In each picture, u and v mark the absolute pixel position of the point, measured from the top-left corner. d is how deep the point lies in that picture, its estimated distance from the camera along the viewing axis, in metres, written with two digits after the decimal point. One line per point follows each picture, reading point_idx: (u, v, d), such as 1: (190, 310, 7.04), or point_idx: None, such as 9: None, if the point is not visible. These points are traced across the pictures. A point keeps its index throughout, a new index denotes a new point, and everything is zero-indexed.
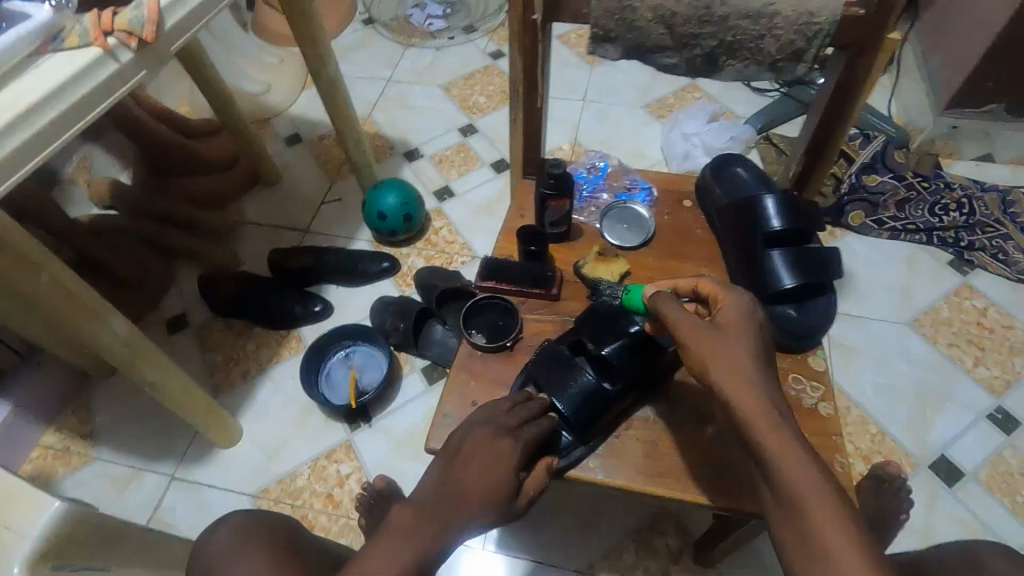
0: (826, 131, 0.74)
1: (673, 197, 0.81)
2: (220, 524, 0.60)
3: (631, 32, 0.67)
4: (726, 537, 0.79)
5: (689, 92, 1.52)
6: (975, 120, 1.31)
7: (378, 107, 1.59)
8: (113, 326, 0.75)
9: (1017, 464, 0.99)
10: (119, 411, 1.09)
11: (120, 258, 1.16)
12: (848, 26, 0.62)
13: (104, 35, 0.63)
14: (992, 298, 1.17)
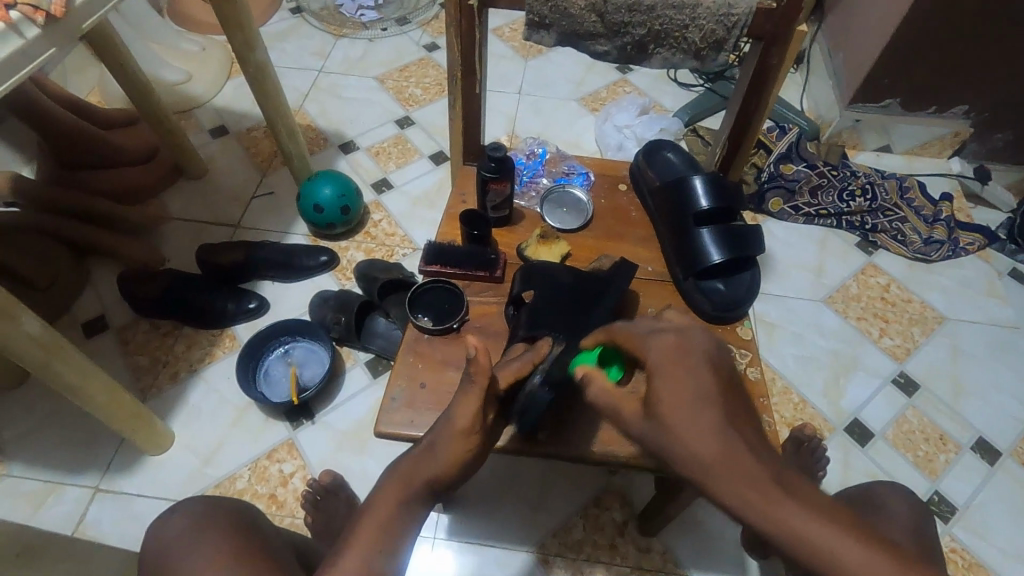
0: (745, 117, 0.79)
1: (609, 181, 0.85)
2: (174, 511, 0.59)
3: (565, 20, 0.69)
4: (667, 505, 0.83)
5: (620, 87, 1.58)
6: (875, 114, 1.43)
7: (310, 99, 1.54)
8: (26, 326, 0.70)
9: (918, 423, 1.09)
10: (30, 423, 1.01)
11: (26, 258, 1.07)
12: (762, 17, 0.67)
13: (6, 8, 0.58)
14: (892, 274, 1.29)
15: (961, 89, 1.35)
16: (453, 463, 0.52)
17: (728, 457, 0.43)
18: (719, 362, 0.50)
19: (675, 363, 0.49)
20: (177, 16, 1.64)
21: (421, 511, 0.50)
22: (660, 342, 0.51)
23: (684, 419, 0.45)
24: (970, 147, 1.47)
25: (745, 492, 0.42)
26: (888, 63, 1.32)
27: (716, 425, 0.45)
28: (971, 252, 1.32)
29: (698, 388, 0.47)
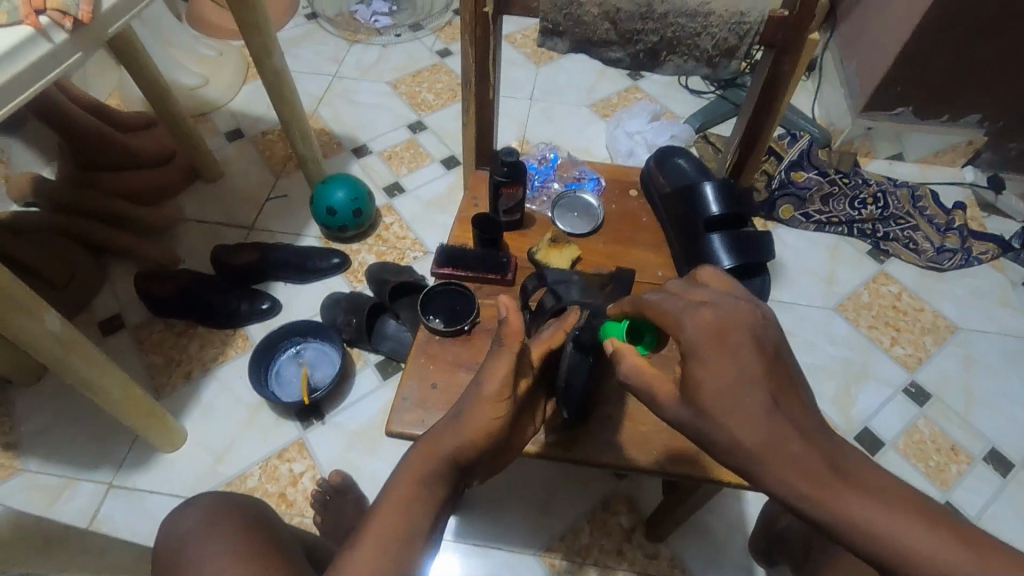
0: (756, 125, 0.79)
1: (620, 187, 0.85)
2: (187, 505, 0.61)
3: (578, 27, 0.70)
4: (675, 510, 0.83)
5: (631, 93, 1.59)
6: (887, 122, 1.43)
7: (324, 103, 1.56)
8: (47, 322, 0.71)
9: (929, 433, 1.08)
10: (46, 419, 1.02)
11: (46, 256, 1.09)
12: (773, 26, 0.68)
13: (36, 13, 0.60)
14: (904, 283, 1.28)
15: (975, 98, 1.34)
16: (485, 434, 0.51)
17: (775, 450, 0.42)
18: (764, 335, 0.45)
19: (712, 344, 0.44)
20: (196, 22, 1.67)
21: (440, 494, 0.49)
22: (696, 318, 0.45)
23: (727, 409, 0.43)
24: (984, 156, 1.46)
25: (797, 481, 0.42)
26: (902, 71, 1.32)
27: (762, 412, 0.43)
28: (985, 261, 1.31)
29: (740, 372, 0.43)
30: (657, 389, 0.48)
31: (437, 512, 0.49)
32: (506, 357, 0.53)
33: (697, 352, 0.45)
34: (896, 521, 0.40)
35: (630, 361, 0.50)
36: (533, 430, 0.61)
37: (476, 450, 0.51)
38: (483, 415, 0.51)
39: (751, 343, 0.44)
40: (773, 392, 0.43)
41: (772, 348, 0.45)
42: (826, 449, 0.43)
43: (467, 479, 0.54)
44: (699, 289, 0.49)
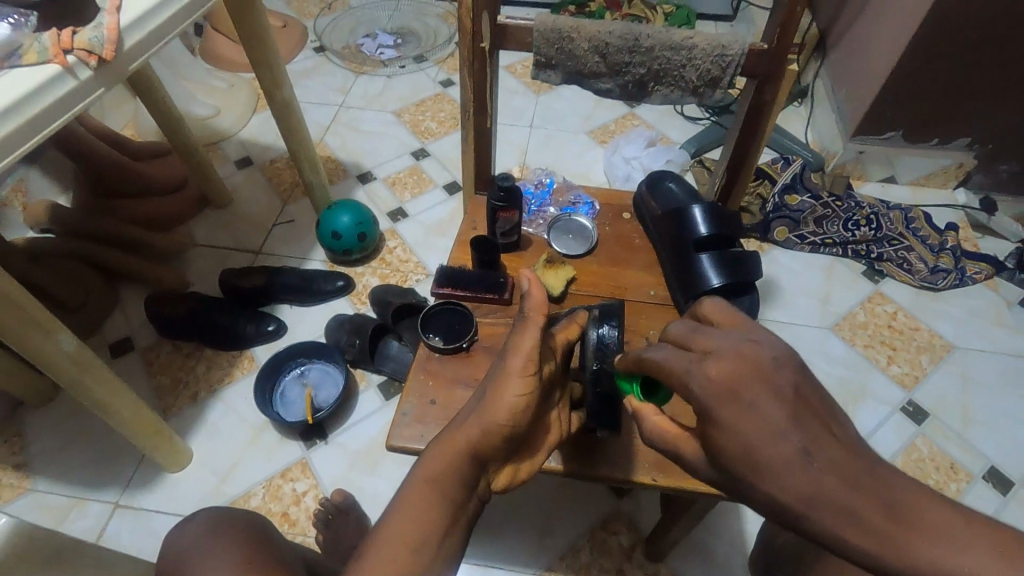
0: (742, 151, 0.83)
1: (614, 210, 0.89)
2: (191, 519, 0.62)
3: (570, 60, 0.74)
4: (672, 528, 0.84)
5: (628, 120, 1.64)
6: (878, 146, 1.46)
7: (330, 132, 1.61)
8: (62, 343, 0.74)
9: (928, 451, 1.09)
10: (56, 440, 1.04)
11: (60, 281, 1.13)
12: (754, 58, 0.72)
13: (64, 52, 0.64)
14: (899, 303, 1.30)
15: (963, 122, 1.38)
16: (509, 415, 0.49)
17: (824, 503, 0.35)
18: (785, 377, 0.38)
19: (726, 400, 0.38)
20: (209, 56, 1.74)
21: (459, 488, 0.50)
22: (703, 370, 0.39)
23: (757, 469, 0.37)
24: (975, 178, 1.49)
25: (851, 534, 0.35)
26: (889, 97, 1.36)
27: (799, 462, 0.36)
28: (979, 281, 1.33)
29: (763, 425, 0.36)
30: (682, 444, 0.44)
31: (455, 511, 0.49)
32: (533, 333, 0.51)
33: (713, 412, 0.39)
34: (964, 561, 0.34)
35: (650, 416, 0.47)
36: (557, 425, 0.57)
37: (499, 433, 0.50)
38: (507, 394, 0.49)
39: (771, 392, 0.37)
40: (807, 439, 0.36)
41: (796, 389, 0.38)
42: (878, 485, 0.36)
43: (489, 472, 0.53)
44: (703, 332, 0.42)
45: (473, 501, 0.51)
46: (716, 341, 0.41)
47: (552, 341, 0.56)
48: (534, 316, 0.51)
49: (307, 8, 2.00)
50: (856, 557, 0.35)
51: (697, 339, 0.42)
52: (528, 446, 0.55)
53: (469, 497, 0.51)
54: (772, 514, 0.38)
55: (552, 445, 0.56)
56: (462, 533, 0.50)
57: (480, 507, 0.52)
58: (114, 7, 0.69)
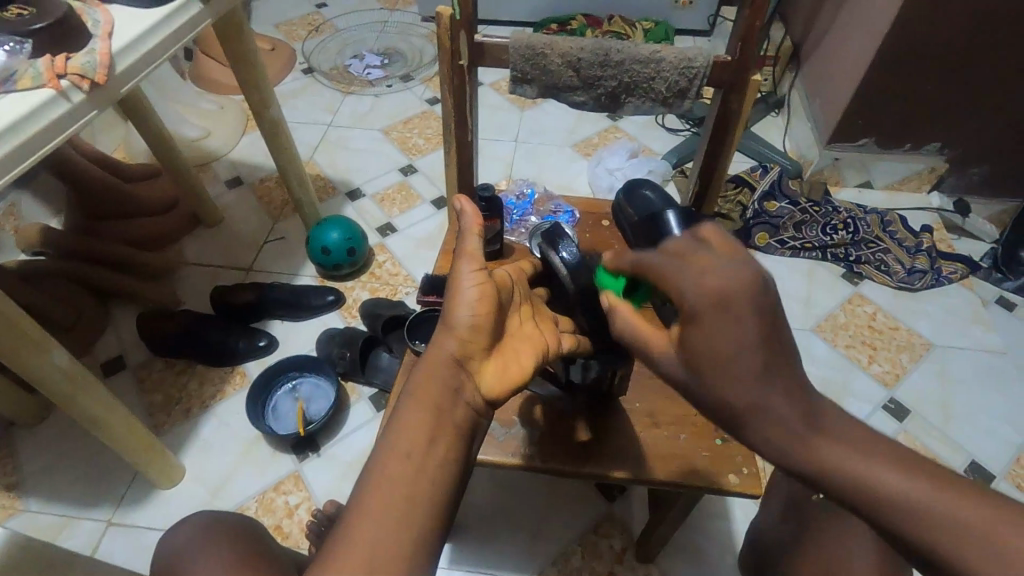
0: (712, 159, 0.86)
1: (593, 218, 0.92)
2: (182, 524, 0.64)
3: (545, 75, 0.77)
4: (659, 527, 0.85)
5: (611, 133, 1.68)
6: (853, 152, 1.51)
7: (320, 150, 1.64)
8: (55, 359, 0.75)
9: (910, 447, 1.11)
10: (48, 459, 1.05)
11: (51, 301, 1.14)
12: (719, 70, 0.76)
13: (58, 77, 0.66)
14: (879, 304, 1.33)
15: (933, 128, 1.42)
16: (471, 310, 0.50)
17: (764, 411, 0.39)
18: (765, 297, 0.40)
19: (713, 309, 0.39)
20: (198, 79, 1.77)
21: (444, 395, 0.46)
22: (695, 281, 0.40)
23: (720, 371, 0.40)
24: (948, 182, 1.54)
25: (779, 437, 0.40)
26: (861, 106, 1.41)
27: (752, 377, 0.39)
28: (955, 281, 1.37)
29: (735, 338, 0.39)
30: (653, 343, 0.46)
31: (443, 416, 0.46)
32: (472, 242, 0.54)
33: (695, 317, 0.40)
34: (901, 485, 0.38)
35: (625, 314, 0.49)
36: (533, 331, 0.56)
37: (467, 329, 0.50)
38: (465, 293, 0.50)
39: (751, 307, 0.39)
40: (767, 360, 0.39)
41: (771, 306, 0.40)
42: (808, 397, 0.40)
43: (475, 373, 0.49)
44: (700, 247, 0.42)
45: (466, 410, 0.48)
46: (713, 262, 0.42)
47: (505, 270, 0.59)
48: (467, 234, 0.55)
49: (295, 31, 2.04)
50: (778, 457, 0.40)
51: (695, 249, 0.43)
52: (511, 351, 0.53)
53: (460, 405, 0.47)
54: (715, 413, 0.42)
55: (537, 353, 0.54)
56: (455, 443, 0.46)
57: (475, 418, 0.48)
58: (105, 33, 0.72)
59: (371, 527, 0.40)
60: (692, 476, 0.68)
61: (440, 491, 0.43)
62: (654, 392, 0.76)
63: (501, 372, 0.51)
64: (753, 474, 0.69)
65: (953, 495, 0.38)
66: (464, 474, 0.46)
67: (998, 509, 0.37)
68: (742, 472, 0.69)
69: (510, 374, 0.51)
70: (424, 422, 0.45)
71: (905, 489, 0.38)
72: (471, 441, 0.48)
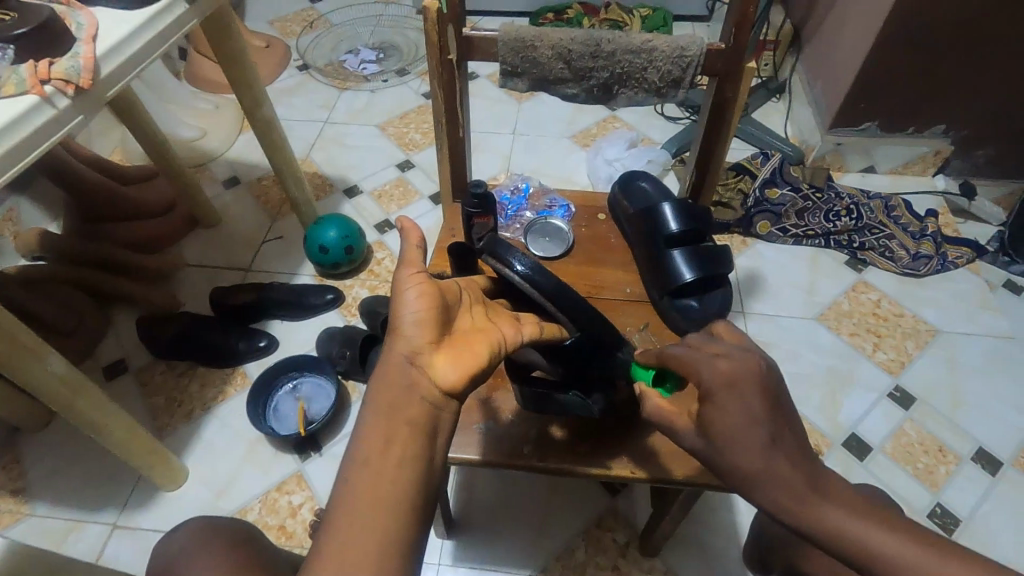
0: (709, 148, 0.85)
1: (589, 211, 0.92)
2: (179, 529, 0.64)
3: (535, 68, 0.76)
4: (663, 522, 0.85)
5: (609, 123, 1.66)
6: (856, 137, 1.48)
7: (316, 147, 1.63)
8: (52, 366, 0.75)
9: (916, 436, 1.10)
10: (52, 463, 1.06)
11: (51, 306, 1.14)
12: (713, 57, 0.74)
13: (41, 83, 0.66)
14: (884, 291, 1.31)
15: (937, 110, 1.40)
16: (409, 303, 0.48)
17: (771, 477, 0.44)
18: (771, 382, 0.46)
19: (727, 388, 0.45)
20: (193, 77, 1.76)
21: (397, 393, 0.44)
22: (710, 365, 0.47)
23: (731, 441, 0.45)
24: (953, 164, 1.51)
25: (785, 502, 0.44)
26: (862, 90, 1.38)
27: (762, 447, 0.44)
28: (960, 266, 1.35)
29: (744, 413, 0.44)
30: (676, 421, 0.51)
31: (398, 413, 0.44)
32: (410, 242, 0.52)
33: (712, 395, 0.46)
34: (907, 554, 0.41)
35: (654, 400, 0.54)
36: (488, 326, 0.54)
37: (411, 325, 0.47)
38: (405, 290, 0.48)
39: (758, 389, 0.45)
40: (772, 433, 0.44)
41: (777, 392, 0.46)
42: (815, 469, 0.45)
43: (427, 366, 0.46)
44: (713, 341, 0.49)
45: (422, 405, 0.45)
46: (725, 348, 0.48)
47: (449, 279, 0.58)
48: (410, 247, 0.51)
49: (290, 27, 2.03)
50: (786, 518, 0.44)
51: (705, 343, 0.50)
52: (466, 342, 0.51)
53: (414, 402, 0.44)
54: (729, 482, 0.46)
55: (493, 342, 0.52)
56: (418, 441, 0.44)
57: (434, 413, 0.45)
58: (89, 37, 0.71)
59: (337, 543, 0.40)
60: (693, 471, 0.68)
61: (405, 495, 0.42)
62: None
63: (457, 360, 0.48)
64: None
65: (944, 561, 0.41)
66: (432, 473, 0.44)
67: (988, 569, 0.40)
68: None
69: (466, 362, 0.48)
70: (379, 429, 0.43)
71: (911, 556, 0.41)
72: (437, 438, 0.45)
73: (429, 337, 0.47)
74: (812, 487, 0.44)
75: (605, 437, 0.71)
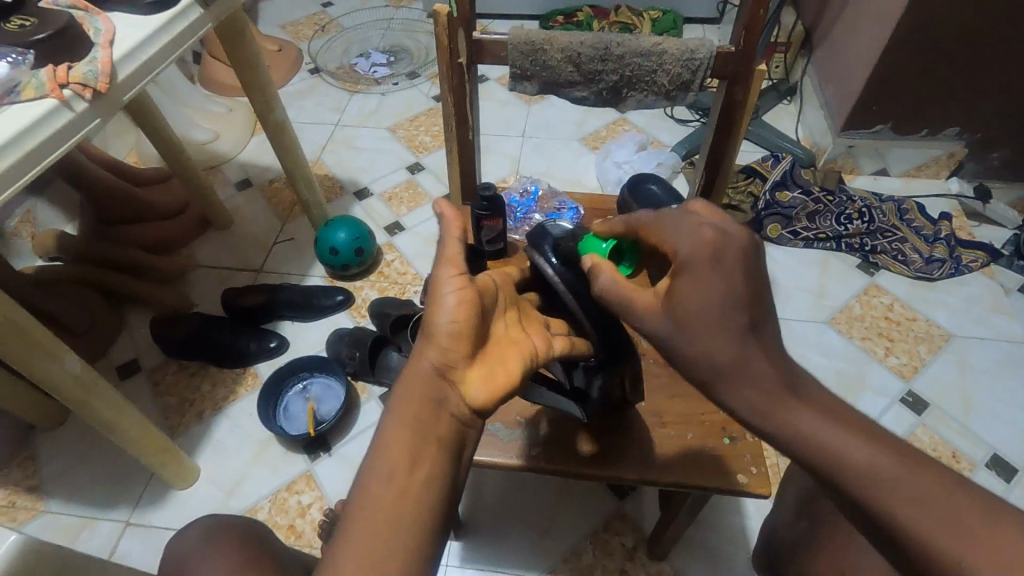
0: (718, 151, 0.85)
1: (598, 214, 0.92)
2: (189, 527, 0.65)
3: (544, 71, 0.76)
4: (671, 525, 0.85)
5: (618, 126, 1.66)
6: (868, 140, 1.47)
7: (327, 150, 1.65)
8: (68, 364, 0.77)
9: (929, 441, 1.09)
10: (67, 461, 1.07)
11: (67, 305, 1.16)
12: (723, 61, 0.74)
13: (60, 87, 0.67)
14: (896, 294, 1.30)
15: (951, 112, 1.38)
16: (450, 319, 0.47)
17: (748, 365, 0.41)
18: (756, 263, 0.43)
19: (709, 263, 0.42)
20: (206, 81, 1.78)
21: (426, 409, 0.46)
22: (695, 235, 0.44)
23: (709, 328, 0.41)
24: (968, 167, 1.50)
25: (755, 399, 0.41)
26: (874, 92, 1.37)
27: (744, 334, 0.41)
28: (975, 269, 1.33)
29: (727, 291, 0.41)
30: (637, 302, 0.46)
31: (425, 433, 0.45)
32: (454, 245, 0.51)
33: (689, 265, 0.43)
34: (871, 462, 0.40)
35: (609, 274, 0.49)
36: (520, 337, 0.54)
37: (446, 338, 0.47)
38: (443, 300, 0.47)
39: (744, 263, 0.42)
40: (753, 320, 0.41)
41: (760, 272, 0.43)
42: (788, 366, 0.42)
43: (460, 383, 0.47)
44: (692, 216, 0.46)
45: (450, 423, 0.47)
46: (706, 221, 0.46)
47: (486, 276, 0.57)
48: (447, 239, 0.51)
49: (302, 31, 2.05)
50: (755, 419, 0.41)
51: (684, 213, 0.47)
52: (497, 355, 0.51)
53: (442, 420, 0.46)
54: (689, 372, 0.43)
55: (525, 354, 0.52)
56: (443, 461, 0.45)
57: (460, 431, 0.48)
58: (106, 42, 0.72)
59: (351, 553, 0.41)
60: (700, 474, 0.67)
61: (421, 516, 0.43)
62: (662, 391, 0.75)
63: (488, 379, 0.48)
64: (762, 473, 0.67)
65: (900, 466, 0.40)
66: (453, 493, 0.46)
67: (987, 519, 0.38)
68: (750, 471, 0.68)
69: (495, 381, 0.49)
70: (406, 444, 0.44)
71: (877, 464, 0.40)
72: (460, 456, 0.48)
73: (461, 352, 0.47)
74: (786, 386, 0.41)
75: (611, 439, 0.71)
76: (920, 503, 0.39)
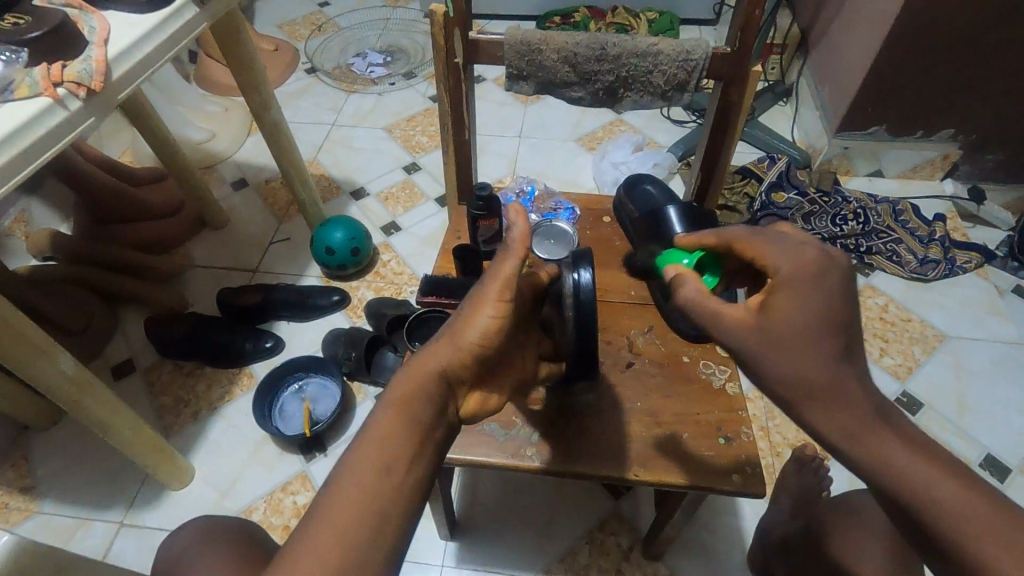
0: (714, 152, 0.85)
1: (594, 215, 0.93)
2: (183, 528, 0.65)
3: (541, 71, 0.76)
4: (666, 525, 0.85)
5: (615, 126, 1.66)
6: (863, 141, 1.48)
7: (323, 149, 1.65)
8: (62, 364, 0.76)
9: None
10: (61, 461, 1.07)
11: (61, 305, 1.15)
12: (719, 61, 0.74)
13: (54, 86, 0.67)
14: (891, 295, 1.31)
15: (945, 114, 1.39)
16: (483, 335, 0.48)
17: (840, 389, 0.43)
18: (851, 286, 0.45)
19: (812, 278, 0.43)
20: (202, 81, 1.78)
21: (430, 410, 0.46)
22: (795, 252, 0.45)
23: (802, 344, 0.43)
24: (962, 169, 1.50)
25: (843, 424, 0.43)
26: (870, 93, 1.38)
27: (835, 360, 0.43)
28: (969, 270, 1.34)
29: (825, 313, 0.43)
30: (723, 312, 0.46)
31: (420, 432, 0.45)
32: (512, 263, 0.51)
33: (788, 283, 0.44)
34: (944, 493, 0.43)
35: (694, 280, 0.48)
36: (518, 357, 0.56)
37: (471, 352, 0.48)
38: (484, 316, 0.49)
39: (842, 285, 0.44)
40: (847, 344, 0.43)
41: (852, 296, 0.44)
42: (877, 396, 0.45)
43: (459, 396, 0.50)
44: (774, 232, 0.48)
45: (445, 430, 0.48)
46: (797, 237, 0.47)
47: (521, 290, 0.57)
48: (510, 250, 0.52)
49: (298, 31, 2.04)
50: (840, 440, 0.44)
51: (774, 231, 0.49)
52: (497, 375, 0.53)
53: (440, 425, 0.47)
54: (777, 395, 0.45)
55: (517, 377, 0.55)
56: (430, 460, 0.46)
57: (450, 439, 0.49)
58: (101, 41, 0.72)
59: (312, 560, 0.39)
60: (695, 474, 0.67)
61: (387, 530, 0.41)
62: (657, 392, 0.75)
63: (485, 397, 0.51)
64: (757, 474, 0.67)
65: (971, 498, 0.43)
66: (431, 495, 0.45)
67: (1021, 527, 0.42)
68: (745, 472, 0.68)
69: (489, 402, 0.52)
70: (387, 446, 0.44)
71: (951, 494, 0.43)
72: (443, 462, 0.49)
73: (474, 368, 0.49)
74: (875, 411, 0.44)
75: (606, 438, 0.71)
76: (991, 537, 0.42)
